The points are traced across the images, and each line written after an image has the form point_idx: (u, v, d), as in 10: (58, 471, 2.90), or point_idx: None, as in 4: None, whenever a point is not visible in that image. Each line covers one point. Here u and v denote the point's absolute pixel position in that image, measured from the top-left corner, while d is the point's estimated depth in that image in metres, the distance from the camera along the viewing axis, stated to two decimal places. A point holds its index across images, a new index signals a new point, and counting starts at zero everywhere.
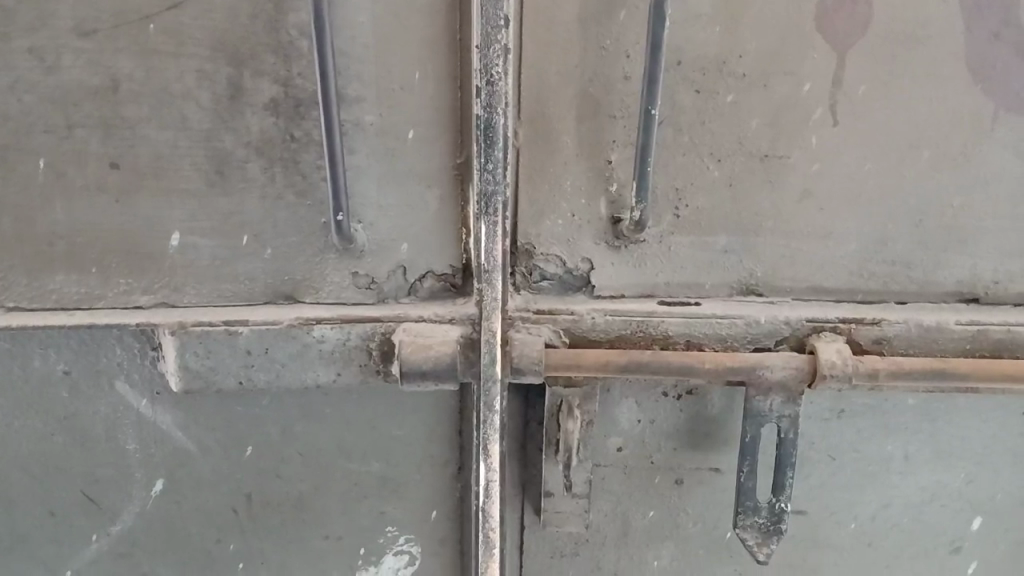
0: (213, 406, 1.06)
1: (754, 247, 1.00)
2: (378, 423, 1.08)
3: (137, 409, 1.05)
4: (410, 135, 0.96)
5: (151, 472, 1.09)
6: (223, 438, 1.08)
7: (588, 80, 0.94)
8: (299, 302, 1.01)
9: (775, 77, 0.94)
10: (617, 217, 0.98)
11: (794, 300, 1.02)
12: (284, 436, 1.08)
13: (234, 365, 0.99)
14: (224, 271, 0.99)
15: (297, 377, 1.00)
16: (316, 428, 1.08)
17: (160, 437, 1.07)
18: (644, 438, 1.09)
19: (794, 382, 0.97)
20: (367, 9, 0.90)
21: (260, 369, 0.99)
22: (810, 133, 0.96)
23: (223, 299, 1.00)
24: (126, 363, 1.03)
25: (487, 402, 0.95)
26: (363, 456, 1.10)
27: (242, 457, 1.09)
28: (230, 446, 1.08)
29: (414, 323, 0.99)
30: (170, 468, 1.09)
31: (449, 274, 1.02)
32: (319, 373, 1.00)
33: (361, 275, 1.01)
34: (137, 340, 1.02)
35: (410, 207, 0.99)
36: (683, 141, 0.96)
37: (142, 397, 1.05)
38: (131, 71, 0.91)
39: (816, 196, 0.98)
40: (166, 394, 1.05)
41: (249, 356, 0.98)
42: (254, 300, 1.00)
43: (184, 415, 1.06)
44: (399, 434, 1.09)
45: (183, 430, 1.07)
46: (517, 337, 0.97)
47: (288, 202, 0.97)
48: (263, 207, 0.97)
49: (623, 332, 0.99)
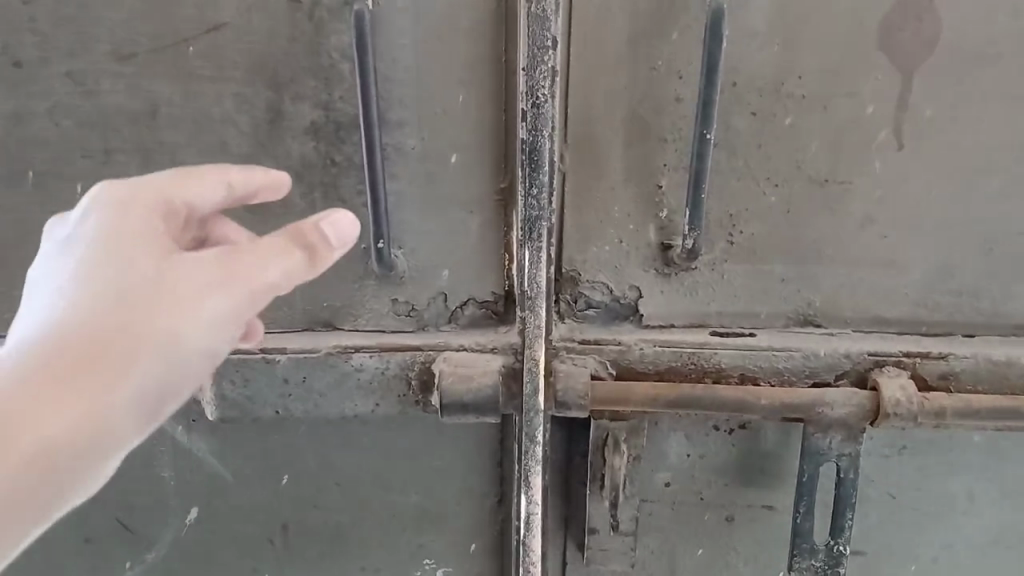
0: (250, 434, 1.04)
1: (812, 275, 0.95)
2: (418, 454, 1.05)
3: (172, 436, 1.04)
4: (453, 159, 0.93)
5: (186, 501, 1.07)
6: (259, 467, 1.05)
7: (638, 101, 0.90)
8: (338, 329, 0.98)
9: (835, 98, 0.89)
10: (668, 243, 0.94)
11: (855, 332, 0.97)
12: (321, 465, 1.05)
13: (271, 394, 0.96)
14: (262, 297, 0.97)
15: (336, 406, 0.97)
16: (353, 457, 1.05)
17: (195, 465, 1.05)
18: (693, 473, 1.05)
19: (854, 419, 0.92)
20: (409, 31, 0.88)
21: (298, 398, 0.97)
22: (872, 156, 0.91)
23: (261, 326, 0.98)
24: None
25: (529, 433, 0.92)
26: (401, 486, 1.07)
27: (278, 485, 1.06)
28: (266, 474, 1.06)
29: (455, 352, 0.96)
30: (206, 496, 1.07)
31: (491, 301, 0.98)
32: (358, 403, 0.97)
33: (401, 302, 0.97)
34: None
35: (451, 232, 0.96)
36: (737, 165, 0.91)
37: (178, 424, 1.03)
38: (171, 95, 0.89)
39: (878, 222, 0.93)
40: (202, 421, 1.03)
41: (288, 385, 0.96)
42: (291, 327, 0.98)
43: (220, 442, 1.04)
44: (439, 465, 1.06)
45: (219, 458, 1.05)
46: (561, 368, 0.93)
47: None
48: None
49: (673, 364, 0.95)
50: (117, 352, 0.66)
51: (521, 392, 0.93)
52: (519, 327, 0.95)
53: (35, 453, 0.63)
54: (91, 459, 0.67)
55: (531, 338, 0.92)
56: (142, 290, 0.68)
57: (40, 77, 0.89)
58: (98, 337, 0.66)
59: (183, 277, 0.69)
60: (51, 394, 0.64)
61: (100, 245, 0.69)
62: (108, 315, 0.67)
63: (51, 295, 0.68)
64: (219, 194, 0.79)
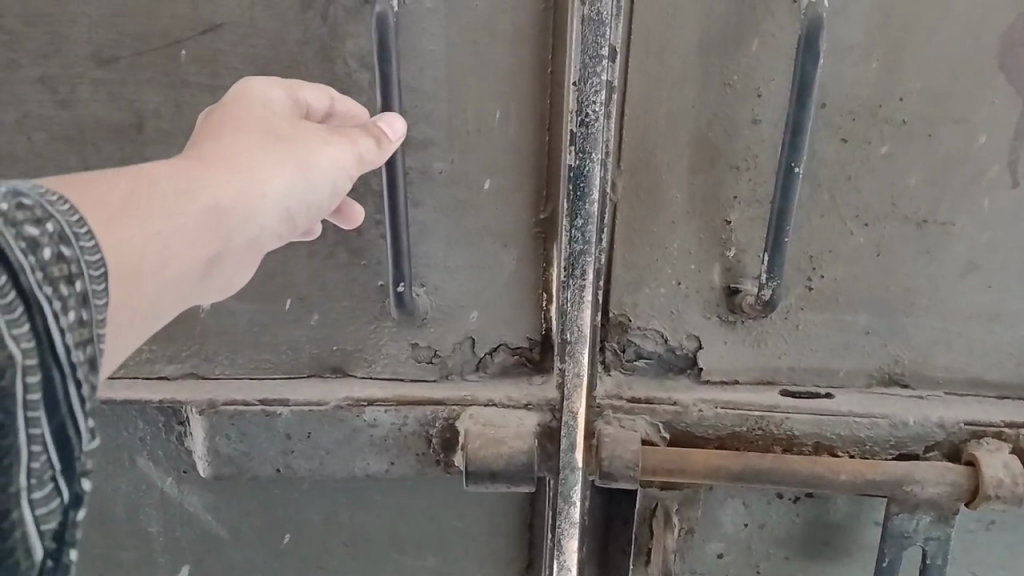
0: (248, 487, 0.91)
1: (901, 328, 0.82)
2: (436, 513, 0.93)
3: (161, 488, 0.92)
4: (486, 185, 0.79)
5: (176, 559, 0.95)
6: (259, 524, 0.93)
7: (707, 122, 0.76)
8: (350, 376, 0.86)
9: (942, 125, 0.75)
10: (735, 288, 0.81)
11: (947, 395, 0.83)
12: (328, 523, 0.93)
13: (270, 450, 0.84)
14: (262, 338, 0.85)
15: (346, 466, 0.84)
16: (364, 515, 0.93)
17: (186, 522, 0.93)
18: (750, 544, 0.92)
19: (947, 499, 0.79)
20: (440, 36, 0.74)
21: (301, 456, 0.84)
22: (980, 195, 0.77)
23: (261, 371, 0.86)
24: (154, 438, 0.89)
25: (564, 494, 0.81)
26: (417, 548, 0.94)
27: (279, 544, 0.94)
28: (266, 531, 0.93)
29: (483, 408, 0.83)
30: (199, 553, 0.94)
31: (526, 347, 0.86)
32: (370, 462, 0.84)
33: (422, 347, 0.85)
34: (162, 415, 0.88)
35: (482, 268, 0.83)
36: (822, 200, 0.78)
37: (167, 475, 0.91)
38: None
39: (983, 270, 0.79)
40: (193, 473, 0.91)
41: (292, 439, 0.83)
42: (297, 372, 0.86)
43: (215, 495, 0.92)
44: (460, 526, 0.93)
45: (213, 513, 0.93)
46: (607, 432, 0.80)
47: (341, 261, 0.82)
48: (310, 266, 0.82)
49: (736, 429, 0.82)
50: (253, 161, 0.64)
51: (559, 452, 0.80)
52: (558, 380, 0.82)
53: (208, 211, 0.59)
54: (237, 246, 0.63)
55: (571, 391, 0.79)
56: (275, 122, 0.67)
57: (6, 82, 0.76)
58: (244, 144, 0.64)
59: (302, 131, 0.68)
60: (210, 170, 0.61)
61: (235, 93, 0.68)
62: (251, 134, 0.65)
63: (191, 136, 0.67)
64: (320, 111, 0.72)
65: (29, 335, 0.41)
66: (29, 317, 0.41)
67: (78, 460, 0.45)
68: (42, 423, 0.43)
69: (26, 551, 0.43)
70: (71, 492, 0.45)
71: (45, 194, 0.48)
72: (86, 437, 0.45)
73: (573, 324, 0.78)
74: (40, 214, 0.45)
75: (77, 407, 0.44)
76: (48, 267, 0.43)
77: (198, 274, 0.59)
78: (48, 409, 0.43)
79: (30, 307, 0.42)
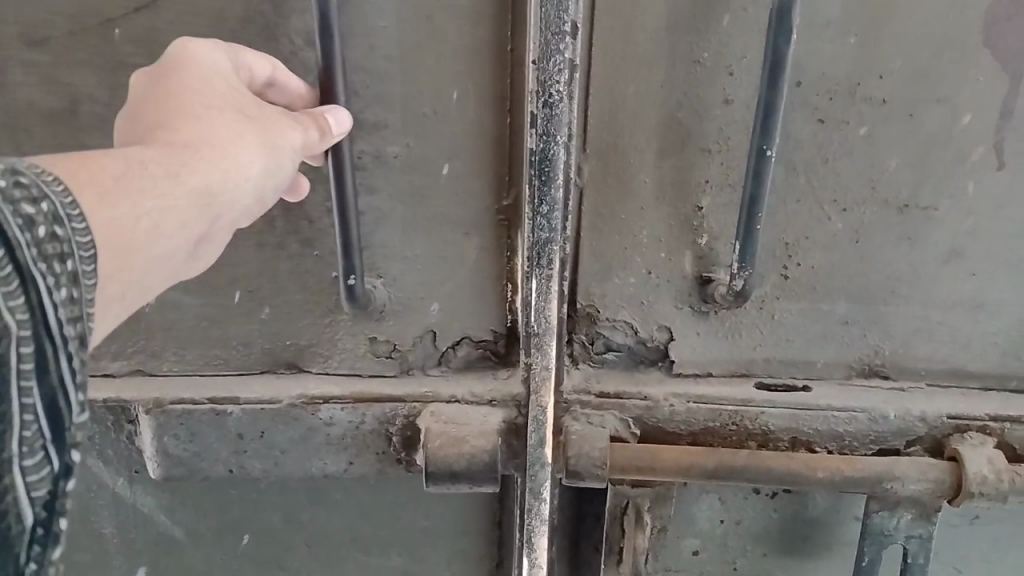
0: (203, 487, 0.88)
1: (881, 318, 0.78)
2: (401, 513, 0.89)
3: (112, 490, 0.88)
4: (445, 170, 0.75)
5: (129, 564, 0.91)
6: (216, 525, 0.89)
7: (676, 102, 0.72)
8: (305, 372, 0.82)
9: (924, 104, 0.71)
10: (707, 277, 0.77)
11: (929, 387, 0.80)
12: (288, 523, 0.89)
13: (223, 451, 0.79)
14: (212, 334, 0.81)
15: (302, 466, 0.80)
16: (326, 514, 0.89)
17: (139, 525, 0.89)
18: (726, 541, 0.88)
19: (929, 496, 0.75)
20: (391, 11, 0.70)
21: (254, 456, 0.80)
22: (964, 178, 0.73)
23: (210, 367, 0.82)
24: (103, 438, 0.85)
25: (534, 491, 0.75)
26: (382, 547, 0.91)
27: (237, 546, 0.90)
28: (224, 531, 0.90)
29: (444, 405, 0.79)
30: (155, 555, 0.90)
31: (491, 340, 0.82)
32: (327, 462, 0.80)
33: (380, 342, 0.81)
34: (111, 413, 0.84)
35: (443, 257, 0.78)
36: (797, 184, 0.74)
37: (119, 476, 0.87)
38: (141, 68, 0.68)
39: (967, 257, 0.76)
40: (145, 474, 0.87)
41: (244, 439, 0.79)
42: (251, 368, 0.82)
43: (169, 496, 0.88)
44: (426, 525, 0.90)
45: (167, 514, 0.89)
46: (575, 429, 0.76)
47: (291, 251, 0.78)
48: (261, 257, 0.78)
49: (710, 425, 0.78)
50: (240, 144, 0.61)
51: (525, 449, 0.77)
52: (523, 374, 0.78)
53: (193, 197, 0.57)
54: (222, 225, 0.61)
55: (538, 384, 0.74)
56: (242, 101, 0.64)
57: None
58: (219, 122, 0.61)
59: (259, 112, 0.64)
60: (196, 152, 0.58)
61: (183, 55, 0.63)
62: (220, 112, 0.62)
63: (140, 108, 0.62)
64: (259, 82, 0.67)
65: (24, 307, 0.39)
66: (23, 289, 0.39)
67: (68, 431, 0.42)
68: (33, 393, 0.40)
69: (16, 517, 0.41)
70: (61, 463, 0.43)
71: (36, 165, 0.45)
72: (78, 409, 0.42)
73: (540, 314, 0.73)
74: (35, 189, 0.42)
75: (67, 379, 0.42)
76: (42, 243, 0.41)
77: (182, 254, 0.58)
78: (38, 377, 0.40)
79: (25, 279, 0.39)
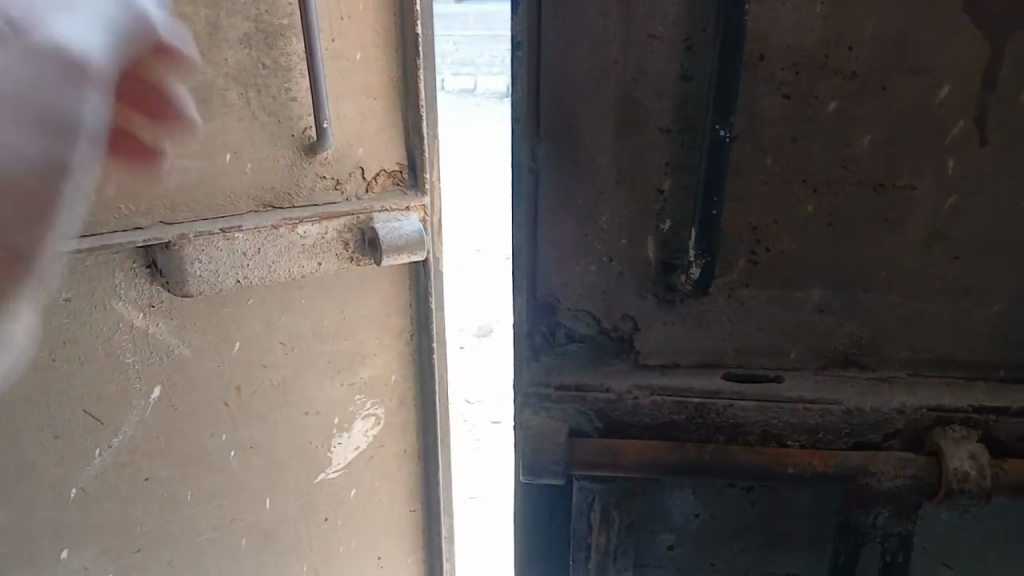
0: (212, 332, 1.03)
1: (857, 305, 0.74)
2: (365, 324, 1.17)
3: (128, 330, 0.96)
4: (358, 56, 1.04)
5: (117, 457, 1.00)
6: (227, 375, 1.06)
7: (632, 80, 0.68)
8: (278, 208, 1.02)
9: (898, 77, 0.66)
10: (671, 263, 0.73)
11: (909, 378, 0.76)
12: (294, 356, 1.12)
13: (228, 262, 0.98)
14: (217, 188, 0.97)
15: (285, 271, 1.03)
16: (303, 354, 1.13)
17: (138, 399, 0.99)
18: (703, 538, 0.84)
19: (907, 494, 0.71)
20: None
21: (254, 266, 1.00)
22: (946, 154, 0.68)
23: (213, 212, 0.98)
24: (113, 271, 0.93)
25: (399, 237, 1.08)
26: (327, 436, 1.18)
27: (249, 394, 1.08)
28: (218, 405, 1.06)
29: (381, 214, 1.09)
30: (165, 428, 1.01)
31: (398, 171, 1.12)
32: (302, 263, 1.04)
33: (327, 178, 1.05)
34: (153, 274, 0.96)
35: (361, 115, 1.06)
36: (765, 164, 0.69)
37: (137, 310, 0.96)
38: None
39: (951, 239, 0.71)
40: (158, 314, 0.98)
41: (239, 258, 0.98)
42: (239, 210, 0.99)
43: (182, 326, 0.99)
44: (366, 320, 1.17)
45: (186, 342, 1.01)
46: (534, 422, 0.73)
47: (263, 121, 0.98)
48: (243, 127, 0.97)
49: (674, 418, 0.74)
50: None
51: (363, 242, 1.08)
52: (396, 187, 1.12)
53: None
54: None
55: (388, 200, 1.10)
56: None
57: None
58: None
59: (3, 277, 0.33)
60: None
61: None
62: None
63: None
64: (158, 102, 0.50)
65: None
66: None
67: None
68: None
69: None
70: None
71: None
72: None
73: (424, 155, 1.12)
74: None
75: None
76: None
77: None
78: None
79: None
